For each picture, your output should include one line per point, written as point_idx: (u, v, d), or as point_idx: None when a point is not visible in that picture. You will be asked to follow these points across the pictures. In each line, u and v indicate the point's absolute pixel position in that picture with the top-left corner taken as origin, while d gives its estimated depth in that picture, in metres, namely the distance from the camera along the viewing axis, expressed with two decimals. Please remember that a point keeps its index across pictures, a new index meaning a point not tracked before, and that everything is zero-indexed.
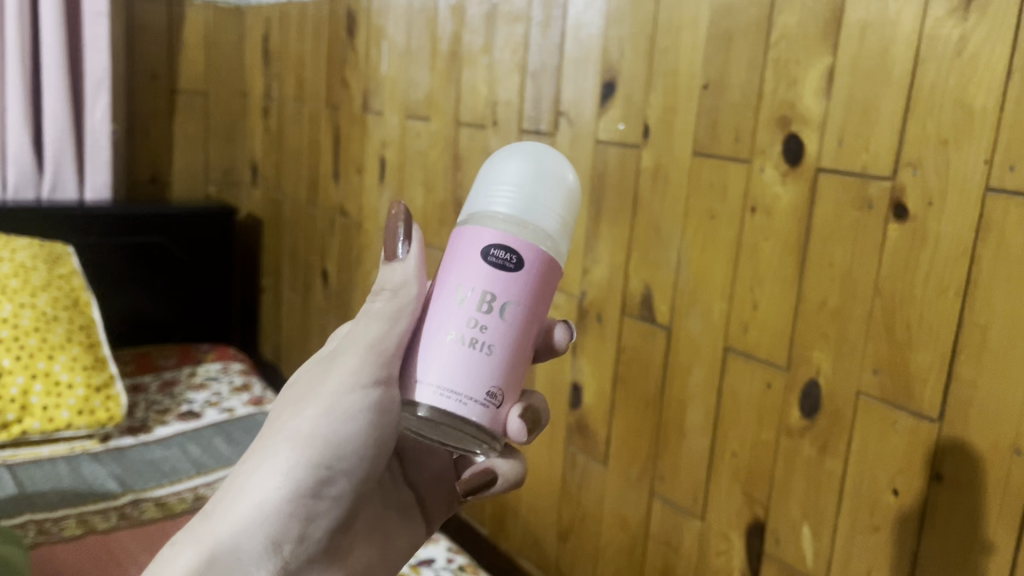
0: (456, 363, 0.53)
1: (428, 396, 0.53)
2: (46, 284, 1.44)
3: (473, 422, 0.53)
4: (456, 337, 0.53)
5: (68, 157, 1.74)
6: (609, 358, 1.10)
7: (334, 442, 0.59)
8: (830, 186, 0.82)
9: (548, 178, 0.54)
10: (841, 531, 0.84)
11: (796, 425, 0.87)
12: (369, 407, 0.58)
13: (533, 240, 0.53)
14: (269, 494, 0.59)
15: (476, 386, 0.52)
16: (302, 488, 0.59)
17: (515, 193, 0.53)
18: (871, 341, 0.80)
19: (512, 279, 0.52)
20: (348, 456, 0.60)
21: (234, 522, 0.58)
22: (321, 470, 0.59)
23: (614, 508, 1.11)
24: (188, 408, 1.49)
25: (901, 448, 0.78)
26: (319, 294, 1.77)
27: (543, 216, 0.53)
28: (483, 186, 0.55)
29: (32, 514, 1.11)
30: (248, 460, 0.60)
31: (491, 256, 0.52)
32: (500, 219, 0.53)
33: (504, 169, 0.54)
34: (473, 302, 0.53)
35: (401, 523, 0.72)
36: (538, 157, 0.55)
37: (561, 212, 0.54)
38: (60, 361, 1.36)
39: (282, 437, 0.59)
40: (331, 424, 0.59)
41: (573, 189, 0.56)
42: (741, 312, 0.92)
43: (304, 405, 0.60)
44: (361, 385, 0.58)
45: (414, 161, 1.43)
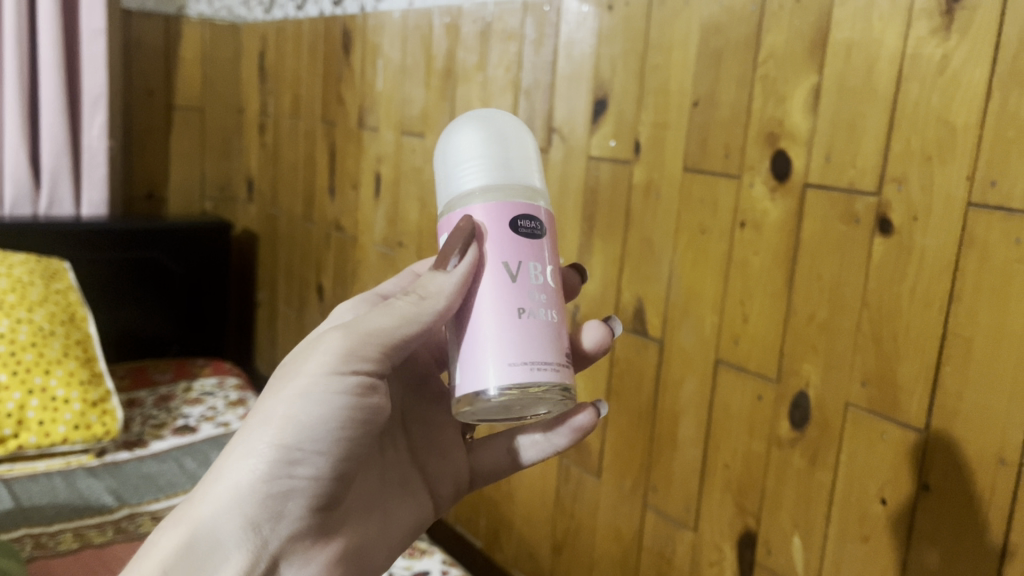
0: (535, 338, 0.54)
1: (523, 376, 0.53)
2: (43, 299, 1.45)
3: (564, 387, 0.55)
4: (525, 313, 0.54)
5: (64, 171, 1.75)
6: (602, 372, 1.11)
7: (304, 425, 0.57)
8: (818, 201, 0.84)
9: (501, 131, 0.57)
10: (831, 539, 0.85)
11: (786, 435, 0.89)
12: (338, 392, 0.58)
13: (532, 198, 0.57)
14: (242, 476, 0.58)
15: (556, 351, 0.55)
16: (272, 471, 0.58)
17: (474, 162, 0.56)
18: (859, 353, 0.81)
19: (542, 244, 0.56)
20: (320, 438, 0.58)
21: (210, 505, 0.58)
22: (292, 452, 0.57)
23: (607, 519, 1.12)
24: (184, 423, 1.50)
25: (889, 458, 0.79)
26: (315, 309, 1.79)
27: (518, 171, 0.57)
28: (447, 168, 0.58)
29: (29, 528, 1.12)
30: (229, 441, 0.60)
31: (521, 228, 0.55)
32: (478, 190, 0.56)
33: (460, 146, 0.57)
34: (528, 277, 0.55)
35: (404, 498, 0.69)
36: (490, 121, 0.58)
37: (530, 163, 0.58)
38: (56, 376, 1.37)
39: (257, 416, 0.59)
40: (303, 406, 0.57)
41: (528, 135, 0.59)
42: (732, 325, 0.94)
43: (282, 387, 0.59)
44: (332, 372, 0.57)
45: (409, 177, 1.45)
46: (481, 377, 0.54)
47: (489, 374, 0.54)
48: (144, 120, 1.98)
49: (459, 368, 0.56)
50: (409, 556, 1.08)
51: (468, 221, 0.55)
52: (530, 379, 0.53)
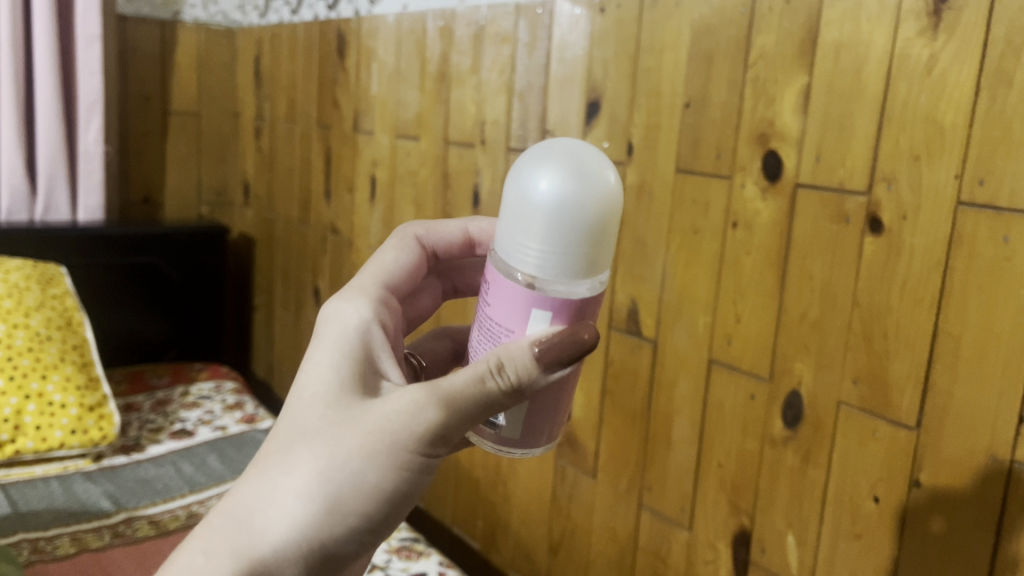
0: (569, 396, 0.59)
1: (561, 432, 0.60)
2: (39, 304, 1.45)
3: None
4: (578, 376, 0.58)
5: (60, 178, 1.75)
6: (597, 372, 1.11)
7: (390, 496, 0.51)
8: (808, 201, 0.84)
9: (589, 207, 0.49)
10: (825, 537, 0.85)
11: (779, 434, 0.89)
12: (426, 467, 0.52)
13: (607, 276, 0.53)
14: (314, 531, 0.50)
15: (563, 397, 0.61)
16: (345, 533, 0.50)
17: (549, 249, 0.50)
18: (850, 352, 0.82)
19: None
20: (398, 507, 0.52)
21: (269, 554, 0.49)
22: (371, 521, 0.51)
23: (603, 520, 1.12)
24: (181, 427, 1.51)
25: (881, 455, 0.80)
26: (311, 312, 1.79)
27: (598, 258, 0.51)
28: (516, 230, 0.51)
29: (26, 533, 1.13)
30: (289, 478, 0.50)
31: None
32: (551, 287, 0.51)
33: (537, 223, 0.50)
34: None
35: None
36: (580, 189, 0.49)
37: (612, 240, 0.51)
38: (53, 381, 1.37)
39: (338, 471, 0.50)
40: (395, 477, 0.51)
41: (617, 193, 0.51)
42: (725, 325, 0.94)
43: (372, 445, 0.50)
44: (428, 447, 0.50)
45: (404, 180, 1.45)
46: (544, 437, 0.57)
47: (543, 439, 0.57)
48: (140, 125, 1.99)
49: (525, 428, 0.56)
50: (406, 558, 1.09)
51: (590, 339, 0.51)
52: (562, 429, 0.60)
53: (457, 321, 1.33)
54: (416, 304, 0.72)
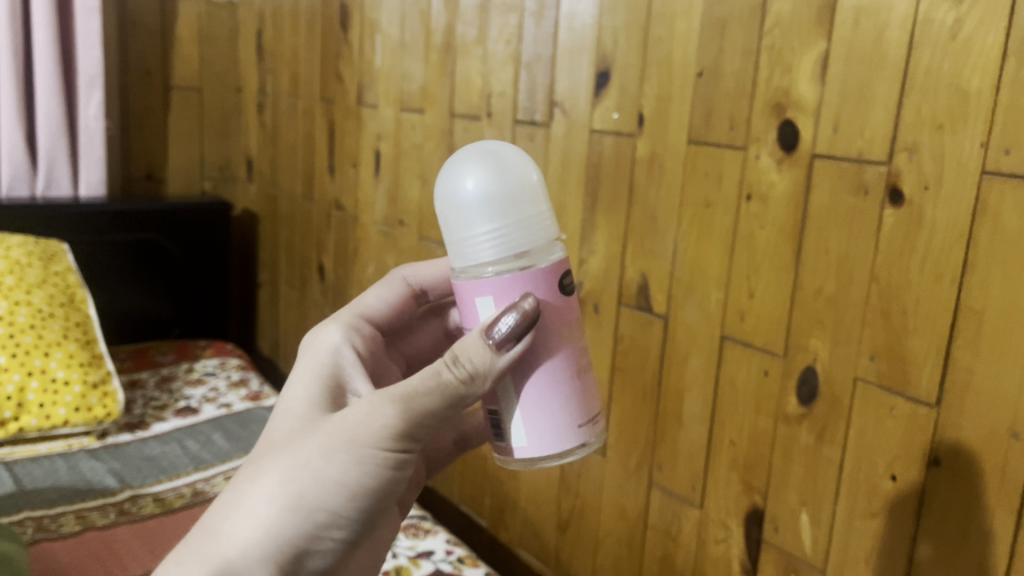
0: (586, 397, 0.59)
1: (585, 434, 0.58)
2: (41, 281, 1.44)
3: (601, 428, 0.60)
4: (583, 376, 0.58)
5: (61, 153, 1.73)
6: (606, 349, 1.09)
7: (353, 491, 0.54)
8: (826, 172, 0.82)
9: (515, 192, 0.55)
10: (839, 516, 0.84)
11: (794, 412, 0.87)
12: (389, 465, 0.55)
13: (554, 252, 0.56)
14: (281, 528, 0.53)
15: (594, 405, 0.59)
16: (312, 532, 0.54)
17: (493, 230, 0.54)
18: (867, 328, 0.80)
19: (573, 297, 0.58)
20: (365, 506, 0.55)
21: (237, 552, 0.52)
22: (338, 517, 0.54)
23: (613, 497, 1.11)
24: (185, 404, 1.50)
25: (899, 433, 0.78)
26: (316, 289, 1.78)
27: (538, 237, 0.55)
28: (457, 229, 0.55)
29: (31, 511, 1.13)
30: (255, 481, 0.54)
31: (566, 283, 0.56)
32: (499, 266, 0.55)
33: (478, 211, 0.54)
34: (577, 339, 0.58)
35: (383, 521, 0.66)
36: (507, 175, 0.55)
37: (547, 220, 0.56)
38: (56, 358, 1.36)
39: (300, 469, 0.53)
40: (357, 474, 0.54)
41: (539, 186, 0.57)
42: (738, 300, 0.92)
43: (332, 444, 0.54)
44: (387, 444, 0.54)
45: (409, 153, 1.43)
46: (551, 435, 0.57)
47: (558, 439, 0.57)
48: (141, 100, 1.96)
49: (524, 430, 0.57)
50: (413, 536, 1.08)
51: (530, 306, 0.54)
52: (597, 437, 0.59)
53: None
54: (414, 342, 0.75)
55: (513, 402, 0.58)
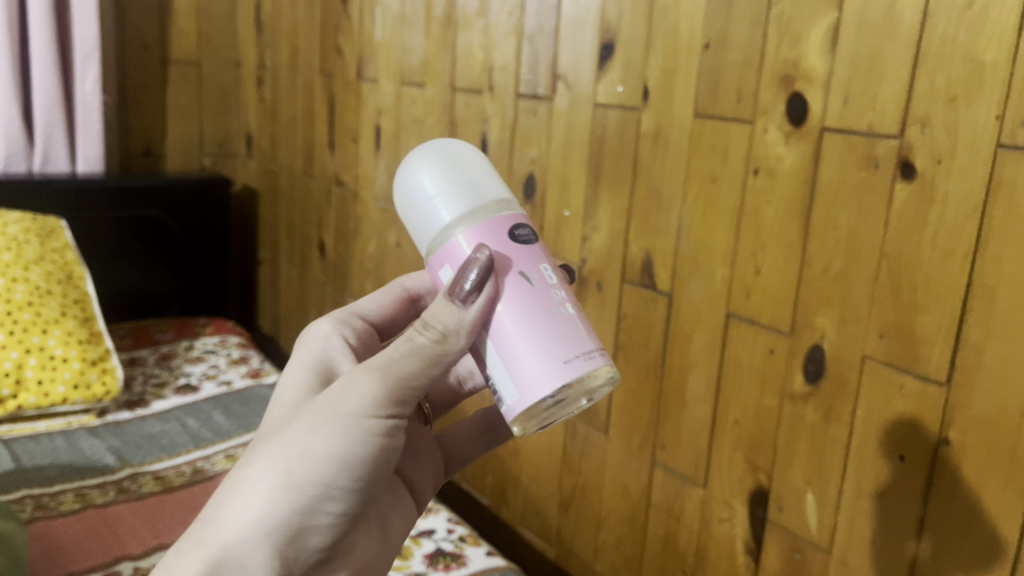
0: (572, 333, 0.52)
1: (576, 367, 0.51)
2: (39, 258, 1.43)
3: (603, 364, 0.53)
4: (557, 311, 0.53)
5: (58, 129, 1.71)
6: (609, 326, 1.08)
7: (343, 462, 0.53)
8: (835, 145, 0.80)
9: (455, 161, 0.55)
10: (845, 495, 0.83)
11: (800, 390, 0.86)
12: (377, 434, 0.54)
13: (507, 210, 0.54)
14: (276, 507, 0.52)
15: (585, 340, 0.53)
16: (308, 506, 0.53)
17: (439, 200, 0.54)
18: (876, 305, 0.78)
19: (539, 248, 0.54)
20: (360, 476, 0.54)
21: (234, 536, 0.51)
22: (332, 488, 0.53)
23: (615, 476, 1.10)
24: (185, 382, 1.49)
25: (908, 412, 0.77)
26: (316, 266, 1.76)
27: (490, 188, 0.54)
28: (416, 206, 0.55)
29: (30, 489, 1.12)
30: (245, 468, 0.53)
31: (522, 235, 0.54)
32: (452, 229, 0.53)
33: (427, 177, 0.55)
34: (546, 279, 0.53)
35: (396, 507, 0.65)
36: (446, 146, 0.56)
37: (500, 180, 0.56)
38: (54, 336, 1.35)
39: (288, 446, 0.53)
40: (346, 444, 0.53)
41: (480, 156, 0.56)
42: (744, 277, 0.90)
43: (316, 418, 0.54)
44: (371, 412, 0.54)
45: (409, 129, 1.41)
46: (535, 374, 0.51)
47: (545, 377, 0.51)
48: (139, 75, 1.93)
49: (510, 381, 0.52)
50: None
51: (484, 256, 0.51)
52: (593, 371, 0.52)
53: None
54: None
55: (491, 357, 0.53)
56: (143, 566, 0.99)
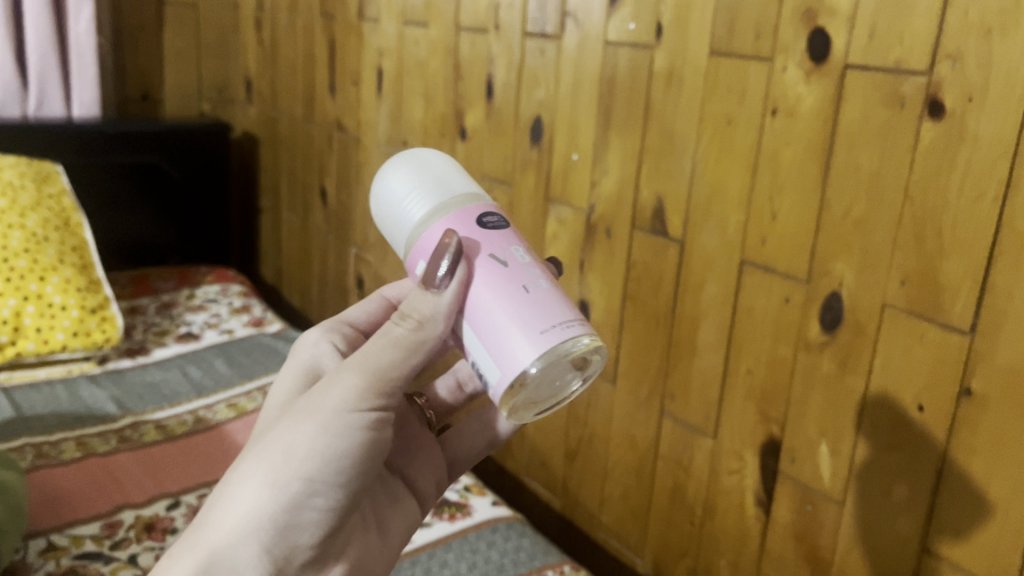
0: (547, 304, 0.51)
1: (554, 337, 0.49)
2: (35, 204, 1.39)
3: (585, 333, 0.51)
4: (531, 286, 0.51)
5: (52, 71, 1.67)
6: (617, 274, 1.05)
7: (324, 460, 0.53)
8: (859, 84, 0.76)
9: (421, 161, 0.56)
10: (861, 446, 0.81)
11: (815, 339, 0.83)
12: (360, 430, 0.53)
13: (478, 201, 0.54)
14: (261, 506, 0.52)
15: (563, 311, 0.51)
16: (294, 504, 0.53)
17: (410, 195, 0.54)
18: (898, 251, 0.75)
19: (511, 233, 0.54)
20: (345, 472, 0.54)
21: (221, 536, 0.52)
22: (317, 486, 0.53)
23: (622, 427, 1.08)
24: (187, 330, 1.47)
25: (928, 362, 0.74)
26: (318, 214, 1.73)
27: (459, 183, 0.55)
28: (391, 210, 0.55)
29: (30, 437, 1.11)
30: (233, 469, 0.53)
31: (491, 222, 0.53)
32: (423, 223, 0.53)
33: (396, 181, 0.55)
34: (517, 259, 0.52)
35: (395, 508, 0.64)
36: (413, 151, 0.57)
37: (469, 177, 0.56)
38: (52, 283, 1.33)
39: (271, 446, 0.53)
40: (326, 442, 0.53)
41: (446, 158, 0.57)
42: (759, 223, 0.87)
43: (298, 417, 0.53)
44: (352, 409, 0.53)
45: (412, 71, 1.36)
46: (512, 350, 0.49)
47: (523, 350, 0.49)
48: (134, 17, 1.87)
49: (491, 362, 0.51)
50: None
51: (452, 242, 0.51)
52: (571, 342, 0.50)
53: None
54: None
55: (472, 342, 0.52)
56: (145, 515, 0.98)
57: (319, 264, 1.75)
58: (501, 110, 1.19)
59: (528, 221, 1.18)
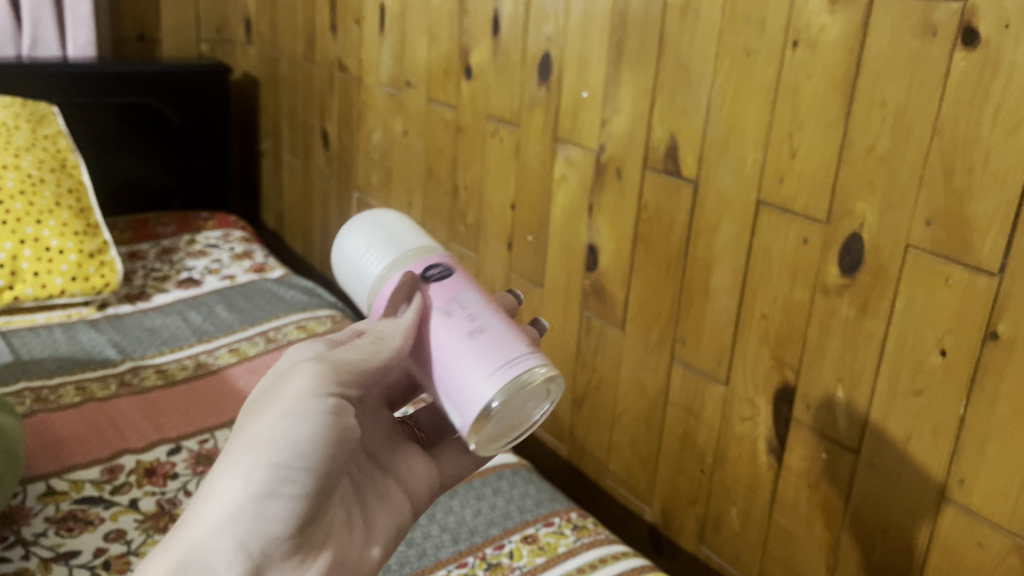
0: (495, 344, 0.54)
1: (505, 376, 0.52)
2: (30, 145, 1.35)
3: (537, 365, 0.54)
4: (478, 330, 0.54)
5: (45, 12, 1.62)
6: (628, 216, 1.02)
7: (291, 446, 0.52)
8: (888, 12, 0.72)
9: (377, 222, 0.60)
10: (879, 392, 0.78)
11: (834, 282, 0.80)
12: (325, 415, 0.53)
13: (427, 254, 0.58)
14: (231, 498, 0.51)
15: (513, 347, 0.54)
16: (264, 495, 0.51)
17: (366, 253, 0.59)
18: (924, 189, 0.72)
19: (458, 279, 0.57)
20: (313, 458, 0.52)
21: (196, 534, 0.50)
22: (284, 471, 0.51)
23: (632, 374, 1.06)
24: (188, 275, 1.45)
25: (953, 304, 0.71)
26: (320, 157, 1.69)
27: (411, 239, 0.59)
28: (350, 268, 0.60)
29: (29, 381, 1.10)
30: (207, 472, 0.53)
31: (436, 272, 0.57)
32: (378, 279, 0.58)
33: (352, 241, 0.60)
34: (465, 305, 0.55)
35: (381, 505, 0.61)
36: (371, 213, 0.61)
37: (421, 232, 0.60)
38: (49, 227, 1.30)
39: (236, 445, 0.52)
40: (291, 428, 0.52)
41: (401, 217, 0.61)
42: (778, 161, 0.84)
43: (263, 411, 0.53)
44: (314, 395, 0.53)
45: (416, 8, 1.32)
46: (468, 395, 0.53)
47: (478, 393, 0.52)
48: None
49: (451, 405, 0.54)
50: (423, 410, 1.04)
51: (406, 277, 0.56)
52: (523, 374, 0.53)
53: (476, 165, 1.25)
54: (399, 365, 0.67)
55: (434, 385, 0.55)
56: (145, 460, 0.96)
57: (322, 210, 1.72)
58: (507, 47, 1.14)
59: (535, 162, 1.14)
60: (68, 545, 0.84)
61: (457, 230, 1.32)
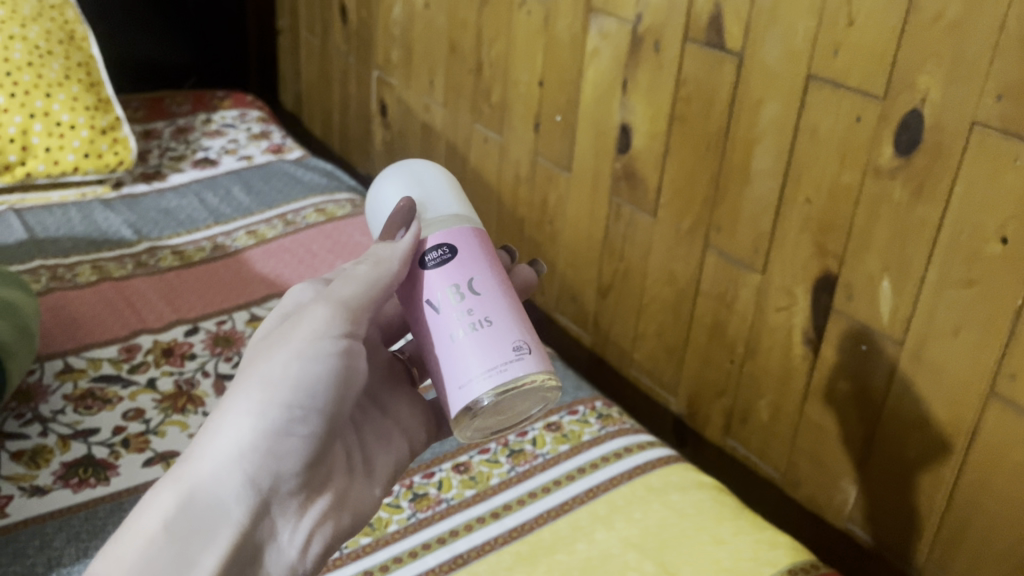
0: (484, 345, 0.49)
1: (487, 385, 0.49)
2: (37, 15, 1.27)
3: (527, 372, 0.49)
4: (468, 326, 0.49)
5: None
6: (665, 94, 0.95)
7: (301, 383, 0.49)
8: None
9: (411, 175, 0.54)
10: (929, 282, 0.74)
11: (887, 164, 0.75)
12: (336, 355, 0.50)
13: (450, 225, 0.52)
14: (243, 433, 0.48)
15: (504, 349, 0.49)
16: (273, 433, 0.49)
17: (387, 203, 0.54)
18: (998, 60, 0.65)
19: (463, 259, 0.51)
20: (324, 398, 0.50)
21: (204, 466, 0.48)
22: (297, 412, 0.49)
23: (661, 263, 1.02)
24: (204, 155, 1.40)
25: (1019, 187, 0.66)
26: (338, 33, 1.61)
27: (440, 201, 0.53)
28: (375, 217, 0.55)
29: (44, 260, 1.07)
30: (214, 407, 0.50)
31: (441, 252, 0.51)
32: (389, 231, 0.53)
33: (384, 190, 0.55)
34: (459, 293, 0.50)
35: (381, 443, 0.59)
36: (414, 163, 0.55)
37: (458, 198, 0.54)
38: (59, 101, 1.24)
39: (247, 379, 0.50)
40: (303, 366, 0.49)
41: (444, 176, 0.55)
42: (833, 32, 0.77)
43: (273, 348, 0.51)
44: (325, 333, 0.50)
45: None
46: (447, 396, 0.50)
47: (455, 397, 0.49)
48: None
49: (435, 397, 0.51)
50: None
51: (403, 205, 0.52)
52: (509, 384, 0.49)
53: (502, 40, 1.18)
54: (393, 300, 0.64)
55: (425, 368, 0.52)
56: (163, 340, 0.94)
57: (341, 90, 1.65)
58: None
59: (566, 36, 1.07)
60: (87, 424, 0.82)
61: (481, 111, 1.26)
